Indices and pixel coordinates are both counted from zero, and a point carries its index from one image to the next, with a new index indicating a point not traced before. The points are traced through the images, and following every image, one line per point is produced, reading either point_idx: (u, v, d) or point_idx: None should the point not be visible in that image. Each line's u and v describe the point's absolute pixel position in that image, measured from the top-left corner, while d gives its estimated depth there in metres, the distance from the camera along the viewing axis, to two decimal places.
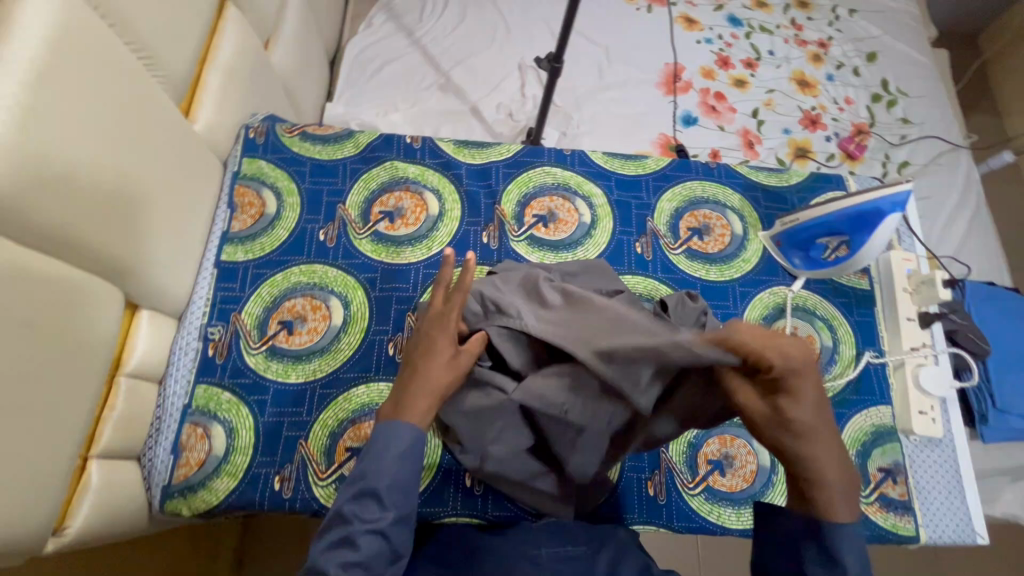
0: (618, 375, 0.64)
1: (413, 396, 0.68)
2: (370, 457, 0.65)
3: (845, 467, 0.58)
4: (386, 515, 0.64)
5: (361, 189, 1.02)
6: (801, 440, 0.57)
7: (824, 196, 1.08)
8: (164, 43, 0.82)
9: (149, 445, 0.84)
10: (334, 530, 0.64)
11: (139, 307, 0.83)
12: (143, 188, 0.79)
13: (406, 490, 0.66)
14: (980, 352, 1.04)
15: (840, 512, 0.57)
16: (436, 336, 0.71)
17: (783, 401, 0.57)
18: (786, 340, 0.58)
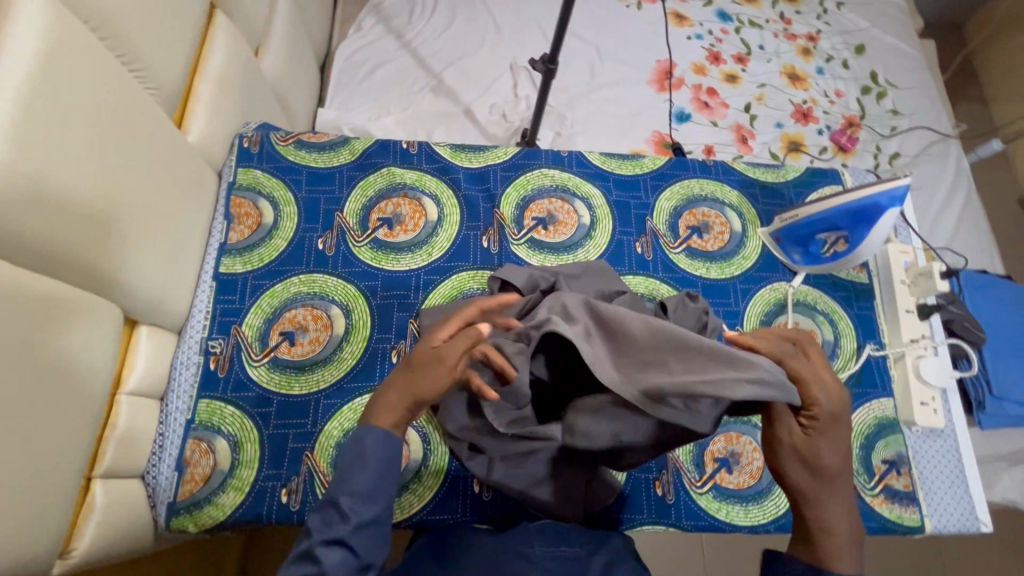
0: (674, 411, 0.59)
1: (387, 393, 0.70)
2: (339, 466, 0.66)
3: (852, 523, 0.64)
4: (348, 524, 0.63)
5: (358, 196, 1.02)
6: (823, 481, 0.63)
7: (821, 191, 1.09)
8: (156, 54, 0.81)
9: (153, 462, 0.83)
10: (300, 541, 0.64)
11: (138, 323, 0.82)
12: (138, 202, 0.78)
13: (370, 498, 0.65)
14: (976, 341, 1.04)
15: (844, 561, 0.62)
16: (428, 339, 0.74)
17: (818, 441, 0.63)
18: (834, 388, 0.65)
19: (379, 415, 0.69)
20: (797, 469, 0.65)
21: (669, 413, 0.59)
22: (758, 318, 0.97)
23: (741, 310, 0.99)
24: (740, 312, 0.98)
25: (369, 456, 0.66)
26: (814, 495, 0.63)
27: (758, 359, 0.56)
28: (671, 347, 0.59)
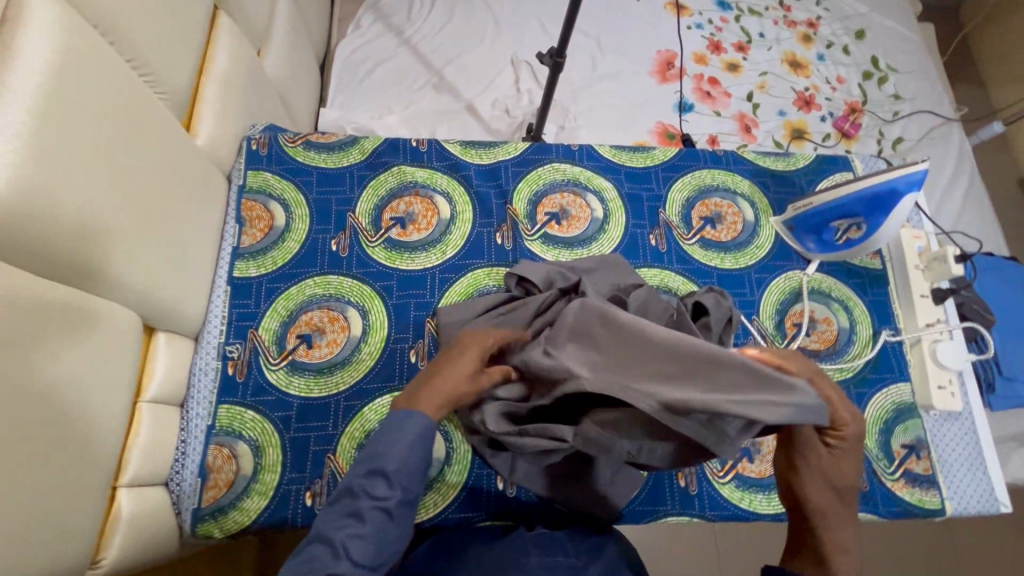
0: (699, 431, 0.58)
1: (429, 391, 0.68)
2: (384, 439, 0.65)
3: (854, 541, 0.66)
4: (395, 494, 0.63)
5: (370, 196, 1.01)
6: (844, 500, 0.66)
7: (832, 178, 1.09)
8: (164, 58, 0.80)
9: (175, 470, 0.83)
10: (342, 503, 0.63)
11: (155, 330, 0.82)
12: (152, 209, 0.77)
13: (416, 476, 0.65)
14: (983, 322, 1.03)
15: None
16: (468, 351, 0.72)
17: (841, 459, 0.66)
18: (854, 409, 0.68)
19: (418, 406, 0.68)
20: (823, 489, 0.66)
21: (692, 428, 0.58)
22: (774, 306, 0.98)
23: (756, 300, 0.99)
24: (756, 302, 0.98)
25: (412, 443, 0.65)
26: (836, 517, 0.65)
27: (797, 381, 0.57)
28: (700, 371, 0.58)
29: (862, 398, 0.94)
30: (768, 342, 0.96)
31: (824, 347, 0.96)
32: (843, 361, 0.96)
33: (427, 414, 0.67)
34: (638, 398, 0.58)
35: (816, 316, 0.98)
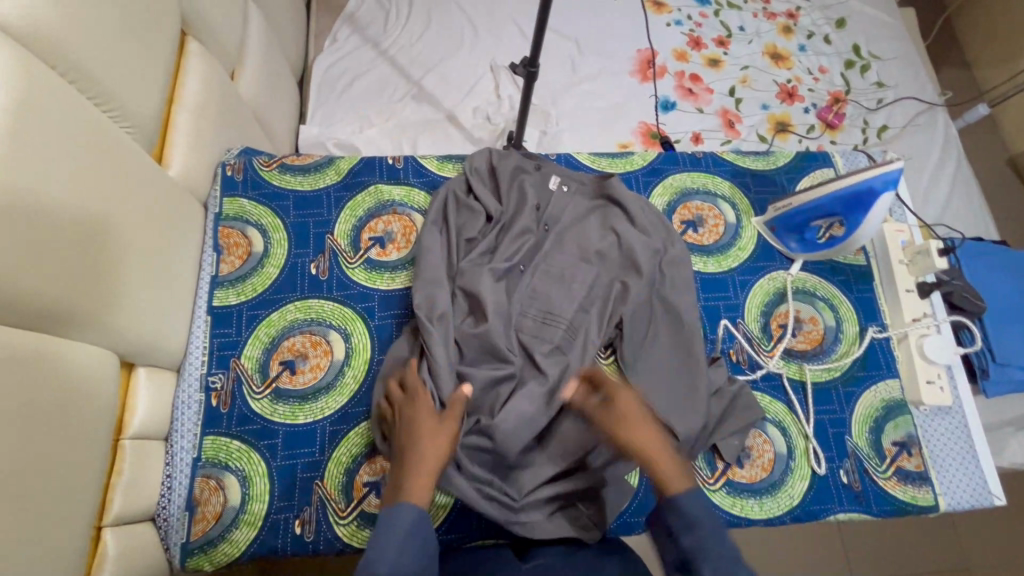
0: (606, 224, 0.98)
1: (416, 488, 0.70)
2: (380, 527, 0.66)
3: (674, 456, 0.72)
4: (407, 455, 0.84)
5: (348, 217, 1.00)
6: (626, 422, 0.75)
7: (812, 175, 1.08)
8: (130, 92, 0.80)
9: (162, 504, 0.82)
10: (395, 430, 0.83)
11: (135, 366, 0.81)
12: (125, 244, 0.76)
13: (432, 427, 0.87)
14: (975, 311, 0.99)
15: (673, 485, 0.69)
16: (418, 417, 0.76)
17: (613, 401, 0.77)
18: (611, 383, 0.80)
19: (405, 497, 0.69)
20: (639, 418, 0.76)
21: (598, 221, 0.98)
22: (758, 310, 0.97)
23: (741, 303, 0.98)
24: (740, 305, 0.97)
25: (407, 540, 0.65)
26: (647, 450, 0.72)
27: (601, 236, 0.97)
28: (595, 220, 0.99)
29: (850, 398, 0.93)
30: (755, 346, 0.95)
31: (811, 347, 0.96)
32: (830, 361, 0.95)
33: (414, 507, 0.68)
34: (572, 207, 0.99)
35: (802, 316, 0.98)
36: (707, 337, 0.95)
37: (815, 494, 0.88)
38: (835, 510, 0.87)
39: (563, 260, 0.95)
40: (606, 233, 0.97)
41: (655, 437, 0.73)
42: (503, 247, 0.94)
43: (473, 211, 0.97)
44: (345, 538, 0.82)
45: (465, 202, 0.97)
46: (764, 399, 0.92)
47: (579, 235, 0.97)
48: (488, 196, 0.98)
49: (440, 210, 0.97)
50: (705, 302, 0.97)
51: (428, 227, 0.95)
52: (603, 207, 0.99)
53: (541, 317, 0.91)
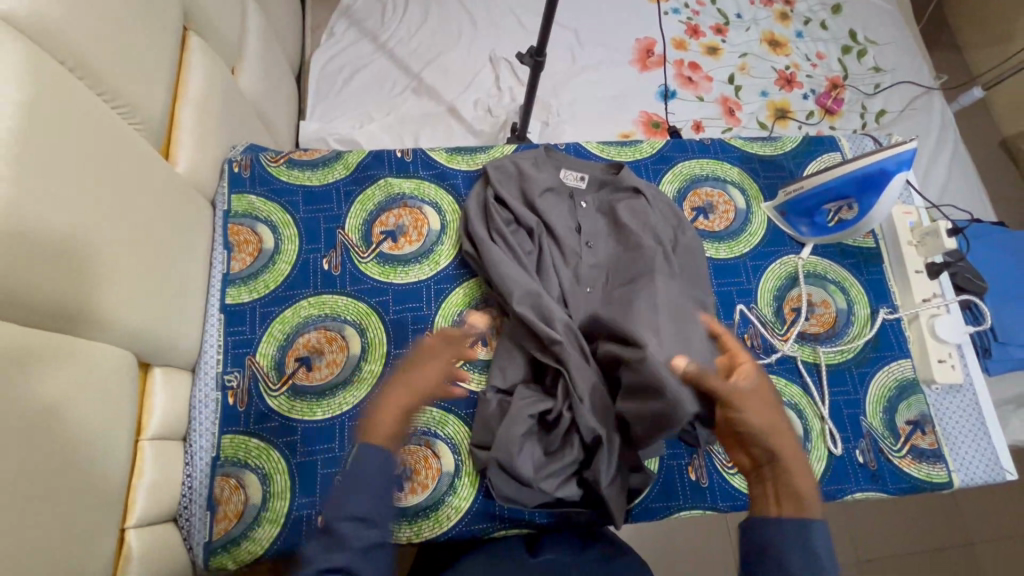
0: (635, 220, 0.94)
1: (389, 404, 0.72)
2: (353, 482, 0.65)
3: (800, 452, 0.63)
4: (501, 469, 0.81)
5: (358, 211, 0.99)
6: (732, 406, 0.65)
7: (820, 159, 1.08)
8: (135, 87, 0.78)
9: (184, 504, 0.82)
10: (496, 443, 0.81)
11: (151, 366, 0.80)
12: (136, 242, 0.75)
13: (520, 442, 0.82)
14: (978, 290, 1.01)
15: (810, 504, 0.60)
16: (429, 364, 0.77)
17: (749, 393, 0.66)
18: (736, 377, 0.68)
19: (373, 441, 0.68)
20: (749, 410, 0.64)
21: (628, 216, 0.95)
22: (772, 293, 0.97)
23: (754, 288, 0.98)
24: (753, 290, 0.98)
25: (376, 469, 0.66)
26: (781, 449, 0.62)
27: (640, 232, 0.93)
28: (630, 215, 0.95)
29: (863, 378, 0.94)
30: (769, 329, 0.96)
31: (824, 330, 0.97)
32: (842, 343, 0.96)
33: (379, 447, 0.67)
34: (603, 213, 0.98)
35: (815, 300, 0.98)
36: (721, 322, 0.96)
37: (832, 474, 0.89)
38: (851, 489, 0.88)
39: (620, 260, 0.92)
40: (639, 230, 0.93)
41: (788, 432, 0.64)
42: (569, 254, 0.93)
43: (529, 221, 0.94)
44: None
45: (519, 210, 0.95)
46: (779, 382, 0.93)
47: (620, 227, 0.95)
48: (522, 206, 0.96)
49: (490, 217, 0.94)
50: (719, 288, 0.98)
51: (492, 239, 0.92)
52: (617, 193, 0.98)
53: (619, 288, 0.90)
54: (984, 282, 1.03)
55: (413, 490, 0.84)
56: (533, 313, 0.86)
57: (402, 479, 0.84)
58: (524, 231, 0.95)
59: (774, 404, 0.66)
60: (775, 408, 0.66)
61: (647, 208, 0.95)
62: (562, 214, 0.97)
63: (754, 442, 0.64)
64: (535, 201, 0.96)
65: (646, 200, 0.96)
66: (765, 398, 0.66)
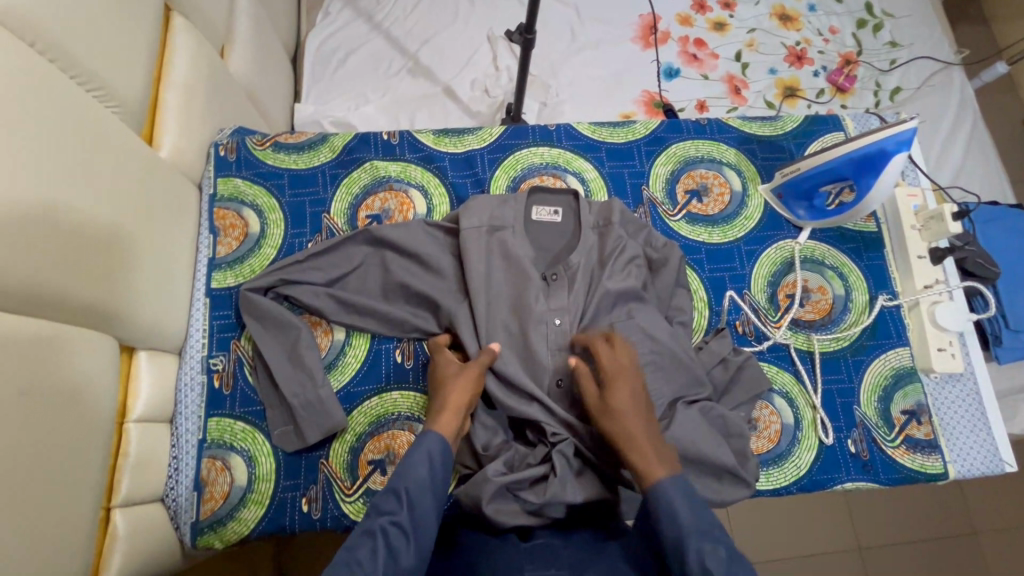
0: (607, 256, 0.89)
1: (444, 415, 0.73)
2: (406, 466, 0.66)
3: (658, 444, 0.69)
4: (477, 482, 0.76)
5: (344, 195, 0.98)
6: (606, 408, 0.72)
7: (822, 140, 1.04)
8: (112, 70, 0.77)
9: (170, 485, 0.83)
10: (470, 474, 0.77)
11: (136, 349, 0.81)
12: (117, 226, 0.75)
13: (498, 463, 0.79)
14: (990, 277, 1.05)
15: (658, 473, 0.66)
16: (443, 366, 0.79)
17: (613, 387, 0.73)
18: (618, 369, 0.75)
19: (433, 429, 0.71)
20: (602, 406, 0.73)
21: (598, 249, 0.90)
22: (766, 279, 0.95)
23: (747, 274, 0.95)
24: (747, 276, 0.95)
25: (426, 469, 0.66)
26: (638, 439, 0.69)
27: (626, 269, 0.89)
28: (604, 253, 0.89)
29: (859, 367, 0.92)
30: (761, 316, 0.93)
31: (820, 317, 0.94)
32: (838, 330, 0.93)
33: (440, 438, 0.69)
34: (567, 246, 0.91)
35: (811, 286, 0.95)
36: (711, 308, 0.93)
37: (822, 464, 0.87)
38: (842, 479, 0.86)
39: (613, 311, 0.87)
40: (620, 275, 0.88)
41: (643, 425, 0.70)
42: (554, 283, 0.87)
43: (508, 259, 0.88)
44: (352, 515, 0.83)
45: (506, 246, 0.88)
46: (771, 370, 0.91)
47: (605, 265, 0.88)
48: (515, 241, 0.89)
49: (480, 252, 0.87)
50: (710, 273, 0.95)
51: (487, 278, 0.87)
52: (591, 223, 0.92)
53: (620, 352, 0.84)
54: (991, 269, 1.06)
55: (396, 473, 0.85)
56: (527, 354, 0.84)
57: (385, 463, 0.85)
58: (503, 278, 0.87)
59: (641, 399, 0.73)
60: (639, 403, 0.72)
61: (627, 239, 0.90)
62: (541, 252, 0.90)
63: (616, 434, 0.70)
64: (512, 240, 0.88)
65: (618, 230, 0.90)
66: (634, 390, 0.73)
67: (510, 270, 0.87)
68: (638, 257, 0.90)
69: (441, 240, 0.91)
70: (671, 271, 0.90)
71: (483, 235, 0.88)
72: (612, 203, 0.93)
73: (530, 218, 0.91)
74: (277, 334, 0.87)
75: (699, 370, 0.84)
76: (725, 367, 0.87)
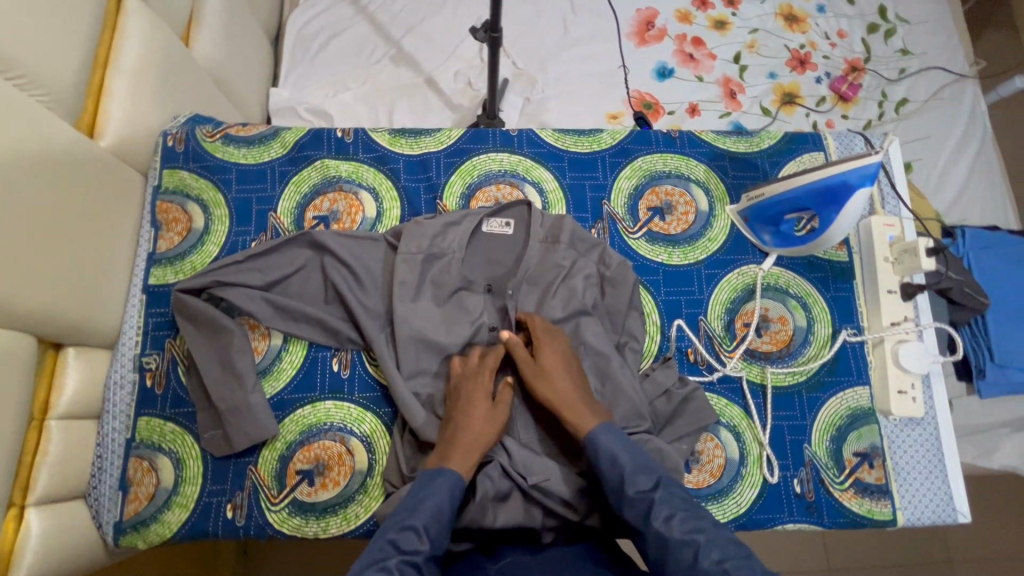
0: (550, 276, 0.88)
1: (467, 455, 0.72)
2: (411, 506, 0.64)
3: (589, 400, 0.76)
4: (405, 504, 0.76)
5: (292, 193, 0.95)
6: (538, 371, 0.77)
7: (799, 160, 0.98)
8: (39, 57, 0.74)
9: (93, 484, 0.82)
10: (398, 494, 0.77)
11: (63, 345, 0.79)
12: (42, 221, 0.72)
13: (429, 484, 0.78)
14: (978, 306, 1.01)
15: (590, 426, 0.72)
16: (474, 390, 0.78)
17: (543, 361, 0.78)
18: (551, 342, 0.80)
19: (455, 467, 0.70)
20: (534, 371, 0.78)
21: (543, 267, 0.89)
22: (723, 306, 0.90)
23: (705, 299, 0.91)
24: (704, 301, 0.91)
25: (442, 502, 0.65)
26: (572, 402, 0.75)
27: (571, 289, 0.87)
28: (548, 271, 0.88)
29: (813, 404, 0.88)
30: (716, 345, 0.89)
31: (777, 349, 0.90)
32: (795, 364, 0.89)
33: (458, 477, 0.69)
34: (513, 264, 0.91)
35: (771, 315, 0.91)
36: (663, 333, 0.90)
37: (764, 503, 0.84)
38: (782, 520, 0.83)
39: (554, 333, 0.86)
40: (564, 296, 0.87)
41: (572, 387, 0.76)
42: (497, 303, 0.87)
43: (449, 274, 0.88)
44: (276, 524, 0.82)
45: (445, 257, 0.88)
46: (719, 402, 0.87)
47: (548, 289, 0.87)
48: (458, 255, 0.89)
49: (411, 280, 0.86)
50: (666, 296, 0.91)
51: (422, 291, 0.87)
52: (540, 241, 0.89)
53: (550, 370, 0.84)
54: (983, 298, 1.02)
55: (323, 485, 0.83)
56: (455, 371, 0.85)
57: (313, 474, 0.84)
58: (440, 293, 0.87)
59: (570, 368, 0.78)
60: (569, 372, 0.78)
61: (576, 259, 0.88)
62: (485, 266, 0.90)
63: (547, 394, 0.76)
64: (449, 249, 0.88)
65: (566, 249, 0.89)
66: (567, 362, 0.79)
67: (451, 286, 0.87)
68: (585, 277, 0.87)
69: (384, 252, 0.90)
70: (622, 296, 0.87)
71: (423, 246, 0.88)
72: (565, 219, 0.90)
73: (479, 230, 0.91)
74: (211, 339, 0.85)
75: (640, 400, 0.82)
76: (672, 399, 0.84)
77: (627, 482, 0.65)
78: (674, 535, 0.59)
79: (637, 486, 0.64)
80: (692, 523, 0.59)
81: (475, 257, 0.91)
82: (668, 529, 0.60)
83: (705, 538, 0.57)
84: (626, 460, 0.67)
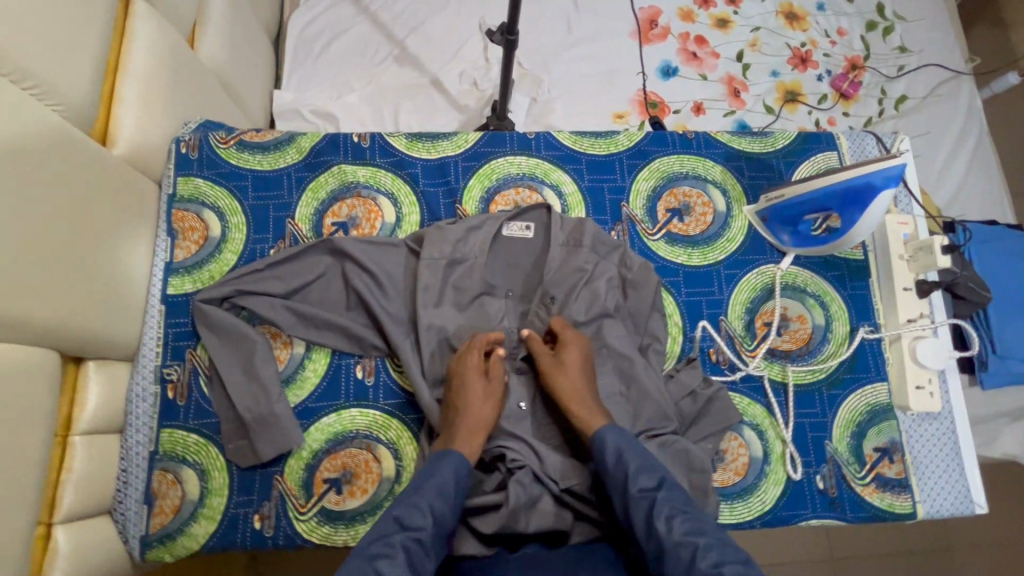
0: (572, 279, 0.88)
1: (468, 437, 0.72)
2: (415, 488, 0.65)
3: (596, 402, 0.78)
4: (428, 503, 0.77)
5: (309, 200, 0.94)
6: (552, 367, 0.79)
7: (813, 160, 1.00)
8: (54, 66, 0.72)
9: (118, 498, 0.81)
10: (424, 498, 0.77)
11: (83, 359, 0.78)
12: (59, 234, 0.70)
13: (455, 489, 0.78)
14: (980, 301, 1.02)
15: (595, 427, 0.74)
16: (470, 369, 0.78)
17: (557, 358, 0.80)
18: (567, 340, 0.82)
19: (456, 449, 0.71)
20: (547, 367, 0.80)
21: (564, 271, 0.89)
22: (744, 306, 0.91)
23: (725, 299, 0.92)
24: (724, 301, 0.92)
25: (446, 482, 0.66)
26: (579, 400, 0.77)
27: (593, 293, 0.87)
28: (570, 274, 0.88)
29: (833, 402, 0.89)
30: (737, 345, 0.90)
31: (797, 347, 0.91)
32: (815, 362, 0.90)
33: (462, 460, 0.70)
34: (534, 268, 0.91)
35: (790, 314, 0.92)
36: (685, 334, 0.91)
37: (788, 500, 0.85)
38: (806, 516, 0.85)
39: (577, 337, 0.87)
40: (587, 299, 0.87)
41: (582, 385, 0.78)
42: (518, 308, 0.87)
43: (471, 279, 0.88)
44: (305, 534, 0.82)
45: (467, 262, 0.88)
46: (743, 402, 0.88)
47: (571, 292, 0.87)
48: (479, 259, 0.89)
49: (434, 285, 0.86)
50: (687, 297, 0.92)
51: (445, 297, 0.87)
52: (561, 244, 0.89)
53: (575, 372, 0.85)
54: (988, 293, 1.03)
55: (351, 493, 0.83)
56: None
57: (341, 482, 0.83)
58: (462, 298, 0.88)
59: (584, 366, 0.80)
60: (583, 369, 0.79)
61: (598, 262, 0.89)
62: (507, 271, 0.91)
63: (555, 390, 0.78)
64: (470, 254, 0.88)
65: (588, 253, 0.89)
66: (582, 358, 0.80)
67: (474, 291, 0.88)
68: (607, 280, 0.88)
69: (406, 257, 0.89)
70: (645, 299, 0.87)
71: (446, 252, 0.87)
72: (586, 223, 0.90)
73: (500, 234, 0.90)
74: (232, 348, 0.84)
75: (665, 402, 0.82)
76: (697, 400, 0.85)
77: (629, 481, 0.66)
78: (673, 536, 0.59)
79: (641, 485, 0.66)
80: (691, 524, 0.60)
81: (496, 261, 0.91)
82: (668, 529, 0.60)
83: (704, 541, 0.58)
84: (632, 459, 0.68)
